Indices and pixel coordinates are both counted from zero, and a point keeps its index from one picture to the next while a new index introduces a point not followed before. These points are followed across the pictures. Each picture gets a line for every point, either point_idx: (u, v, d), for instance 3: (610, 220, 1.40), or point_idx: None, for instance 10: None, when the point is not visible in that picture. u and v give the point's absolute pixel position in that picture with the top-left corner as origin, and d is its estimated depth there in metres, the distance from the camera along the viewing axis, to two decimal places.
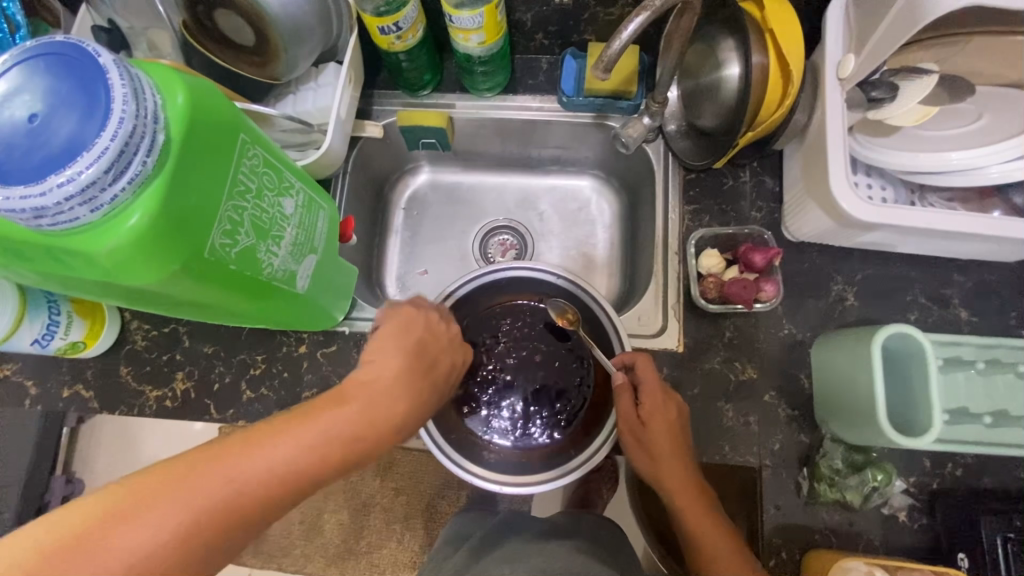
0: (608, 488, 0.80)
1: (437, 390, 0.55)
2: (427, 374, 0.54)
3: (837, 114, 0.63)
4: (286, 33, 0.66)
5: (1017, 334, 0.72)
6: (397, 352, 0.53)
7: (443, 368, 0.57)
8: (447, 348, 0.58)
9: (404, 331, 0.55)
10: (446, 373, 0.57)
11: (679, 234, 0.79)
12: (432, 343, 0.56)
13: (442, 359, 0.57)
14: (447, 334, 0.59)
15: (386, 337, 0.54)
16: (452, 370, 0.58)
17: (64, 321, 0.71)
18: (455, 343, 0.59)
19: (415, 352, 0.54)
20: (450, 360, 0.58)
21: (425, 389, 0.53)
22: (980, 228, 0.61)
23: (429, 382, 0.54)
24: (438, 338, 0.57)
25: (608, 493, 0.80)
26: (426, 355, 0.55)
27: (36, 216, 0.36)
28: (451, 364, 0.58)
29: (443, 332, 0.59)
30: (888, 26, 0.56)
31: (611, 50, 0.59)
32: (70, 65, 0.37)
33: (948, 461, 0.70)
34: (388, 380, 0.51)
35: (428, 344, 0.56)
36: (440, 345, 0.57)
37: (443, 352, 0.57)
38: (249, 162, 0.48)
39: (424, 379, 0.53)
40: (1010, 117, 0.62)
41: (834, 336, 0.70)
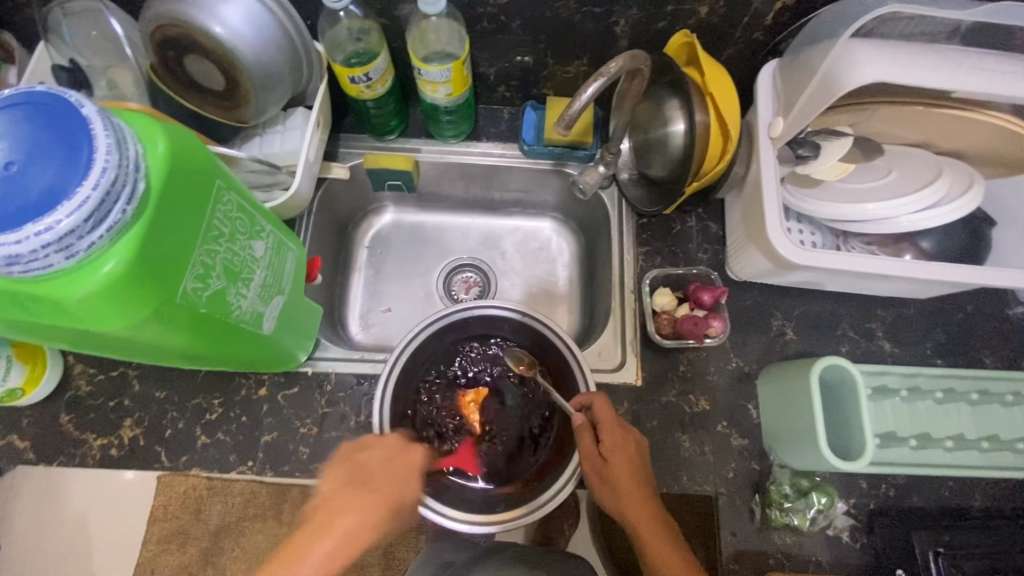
0: (570, 524, 0.78)
1: (388, 489, 0.59)
2: (371, 486, 0.59)
3: (771, 168, 0.71)
4: (257, 80, 0.66)
5: (934, 362, 0.81)
6: (328, 482, 0.59)
7: (390, 475, 0.60)
8: (386, 456, 0.61)
9: (343, 454, 0.61)
10: (394, 477, 0.60)
11: (634, 274, 0.84)
12: (364, 455, 0.61)
13: (386, 467, 0.60)
14: (381, 440, 0.62)
15: (380, 451, 0.61)
16: (401, 469, 0.61)
17: (2, 366, 0.68)
18: (391, 446, 0.62)
19: (349, 473, 0.59)
20: (394, 464, 0.61)
21: (352, 500, 0.57)
22: (893, 269, 0.68)
23: (379, 489, 0.58)
24: (382, 464, 0.60)
25: (569, 530, 0.78)
26: (362, 470, 0.60)
27: (8, 263, 0.35)
28: (400, 467, 0.61)
29: (373, 440, 0.62)
30: (810, 95, 0.65)
31: (572, 110, 0.64)
32: (49, 113, 0.38)
33: (882, 482, 0.76)
34: (338, 498, 0.57)
35: (362, 458, 0.61)
36: (374, 452, 0.61)
37: (383, 462, 0.61)
38: (224, 208, 0.49)
39: (370, 492, 0.58)
40: (912, 174, 0.72)
41: (778, 368, 0.75)
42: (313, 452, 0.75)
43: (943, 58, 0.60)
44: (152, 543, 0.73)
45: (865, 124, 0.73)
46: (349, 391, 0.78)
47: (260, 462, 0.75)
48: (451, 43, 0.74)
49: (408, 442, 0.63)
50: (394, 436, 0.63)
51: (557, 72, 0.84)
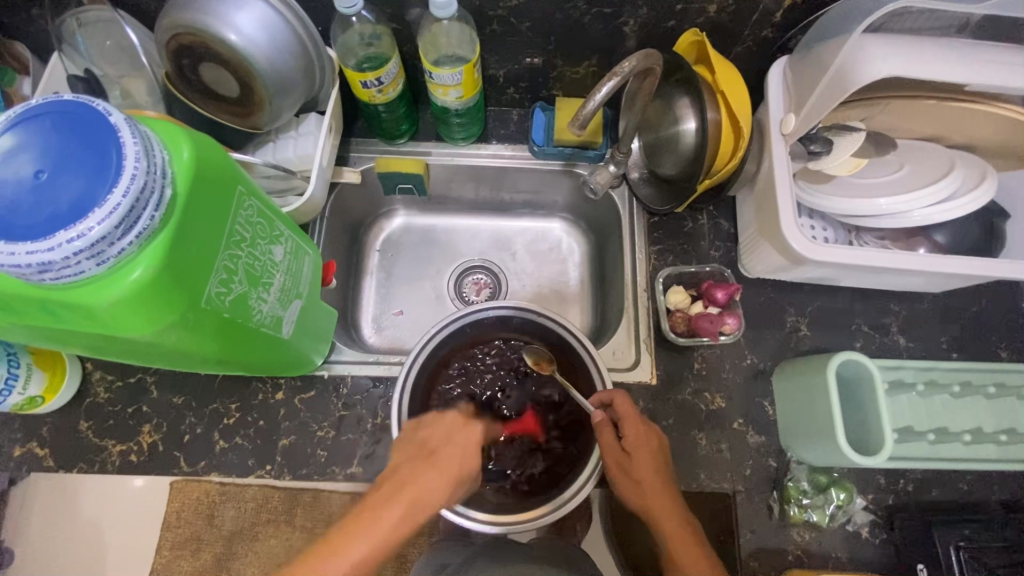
0: (584, 524, 0.77)
1: (454, 464, 0.59)
2: (438, 460, 0.59)
3: (784, 164, 0.71)
4: (271, 86, 0.67)
5: (949, 356, 0.81)
6: (402, 452, 0.60)
7: (454, 451, 0.61)
8: (449, 433, 0.62)
9: (404, 435, 0.62)
10: (458, 452, 0.61)
11: (647, 272, 0.84)
12: (428, 432, 0.62)
13: (449, 442, 0.61)
14: (441, 420, 0.63)
15: (437, 426, 0.63)
16: (466, 444, 0.61)
17: (23, 374, 0.68)
18: (453, 424, 0.63)
19: (416, 444, 0.61)
20: (458, 438, 0.62)
21: (424, 472, 0.58)
22: (908, 263, 0.68)
23: (445, 463, 0.59)
24: (451, 443, 0.61)
25: (584, 530, 0.77)
26: (426, 446, 0.61)
27: (41, 270, 0.36)
28: (460, 443, 0.61)
29: (430, 418, 0.64)
30: (823, 89, 0.65)
31: (587, 110, 0.64)
32: (77, 122, 0.38)
33: (900, 477, 0.75)
34: (405, 471, 0.58)
35: (425, 435, 0.62)
36: (437, 429, 0.62)
37: (443, 437, 0.62)
38: (245, 213, 0.50)
39: (438, 463, 0.59)
40: (925, 168, 0.72)
41: (793, 364, 0.75)
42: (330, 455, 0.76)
43: (956, 52, 0.61)
44: (166, 548, 0.74)
45: (877, 119, 0.73)
46: (365, 394, 0.79)
47: (278, 465, 0.75)
48: (462, 47, 0.75)
49: (468, 420, 0.64)
50: (456, 414, 0.64)
51: (566, 73, 0.85)
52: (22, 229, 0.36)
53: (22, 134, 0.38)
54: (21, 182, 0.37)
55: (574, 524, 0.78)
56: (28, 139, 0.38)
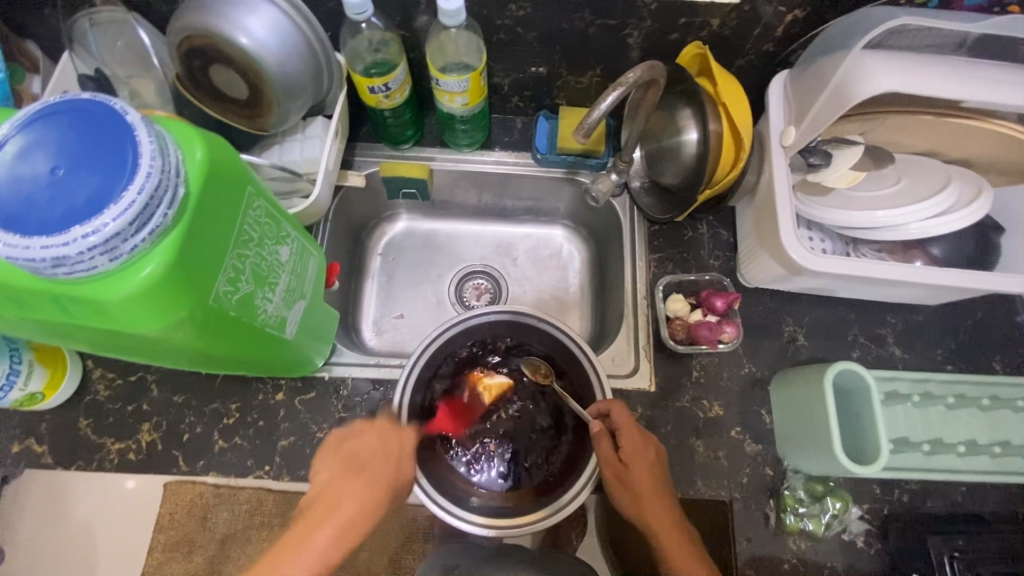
0: (578, 533, 0.77)
1: (381, 475, 0.61)
2: (366, 473, 0.61)
3: (784, 175, 0.72)
4: (280, 90, 0.68)
5: (944, 368, 0.81)
6: (327, 462, 0.62)
7: (385, 463, 0.62)
8: (378, 444, 0.63)
9: (331, 446, 0.63)
10: (389, 463, 0.62)
11: (647, 280, 0.85)
12: (354, 445, 0.63)
13: (377, 453, 0.63)
14: (370, 427, 0.64)
15: (367, 435, 0.64)
16: (392, 451, 0.63)
17: (25, 370, 0.68)
18: (382, 433, 0.64)
19: (348, 459, 0.62)
20: (386, 447, 0.63)
21: (356, 488, 0.59)
22: (904, 275, 0.69)
23: (376, 475, 0.61)
24: (384, 456, 0.63)
25: (577, 538, 0.77)
26: (357, 460, 0.62)
27: (55, 265, 0.36)
28: (391, 451, 0.63)
29: (361, 429, 0.64)
30: (824, 102, 0.67)
31: (591, 118, 0.65)
32: (94, 120, 0.39)
33: (895, 487, 0.76)
34: (336, 488, 0.59)
35: (354, 449, 0.63)
36: (364, 439, 0.63)
37: (374, 449, 0.63)
38: (253, 213, 0.50)
39: (366, 478, 0.60)
40: (923, 181, 0.73)
41: (790, 373, 0.76)
42: None
43: (954, 70, 0.62)
44: (158, 551, 0.74)
45: (875, 133, 0.75)
46: (365, 396, 0.79)
47: (276, 466, 0.75)
48: (469, 55, 0.76)
49: (400, 427, 0.65)
50: (386, 421, 0.65)
51: (570, 82, 0.86)
52: (37, 225, 0.36)
53: (40, 132, 0.38)
54: (39, 178, 0.37)
55: (568, 532, 0.78)
56: (44, 136, 0.38)
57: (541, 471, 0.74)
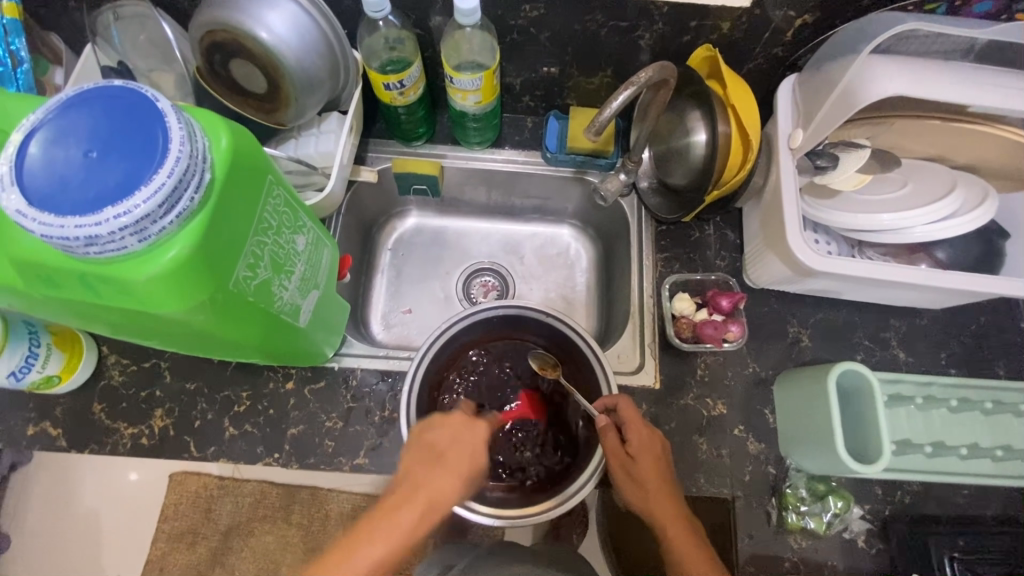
0: (580, 531, 0.78)
1: (462, 465, 0.60)
2: (446, 460, 0.60)
3: (790, 177, 0.73)
4: (298, 85, 0.70)
5: (947, 371, 0.82)
6: (454, 447, 0.61)
7: (462, 453, 0.61)
8: (453, 435, 0.62)
9: (412, 437, 0.62)
10: (465, 453, 0.61)
11: (653, 279, 0.86)
12: (432, 437, 0.61)
13: (455, 445, 0.61)
14: (447, 421, 0.63)
15: (453, 424, 0.63)
16: (472, 444, 0.62)
17: (43, 353, 0.70)
18: (458, 425, 0.63)
19: (432, 441, 0.61)
20: (465, 440, 0.62)
21: (438, 474, 0.59)
22: (909, 278, 0.70)
23: (454, 467, 0.59)
24: (461, 444, 0.61)
25: (579, 537, 0.78)
26: (433, 450, 0.61)
27: (86, 244, 0.38)
28: (468, 442, 0.62)
29: (440, 420, 0.63)
30: (831, 106, 0.68)
31: (603, 116, 0.66)
32: (126, 107, 0.41)
33: (897, 489, 0.77)
34: (412, 475, 0.59)
35: (431, 439, 0.61)
36: (444, 434, 0.62)
37: (451, 439, 0.62)
38: (273, 202, 0.52)
39: (449, 466, 0.59)
40: (927, 187, 0.74)
41: (794, 373, 0.77)
42: (337, 445, 0.77)
43: (962, 75, 0.63)
44: None
45: (880, 137, 0.76)
46: (373, 387, 0.80)
47: (285, 454, 0.76)
48: (483, 54, 0.77)
49: (472, 420, 0.64)
50: (459, 416, 0.64)
51: (581, 83, 0.87)
52: (70, 205, 0.38)
53: (74, 117, 0.40)
54: (72, 161, 0.39)
55: (569, 530, 0.79)
56: (77, 122, 0.40)
57: (551, 460, 0.77)
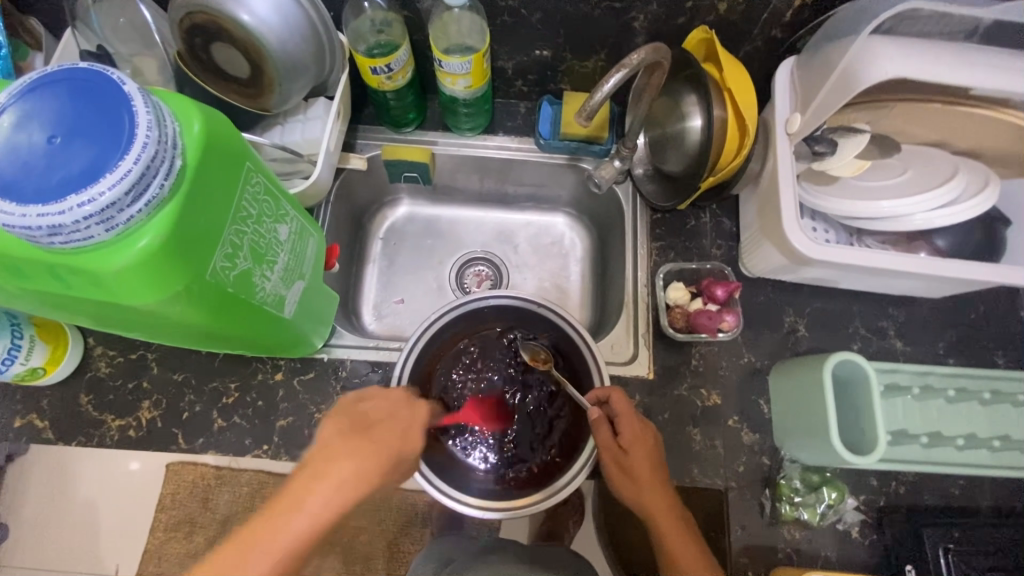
0: (576, 521, 0.78)
1: (390, 442, 0.58)
2: (375, 432, 0.58)
3: (787, 163, 0.72)
4: (282, 70, 0.68)
5: (945, 361, 0.81)
6: (339, 423, 0.58)
7: (392, 427, 0.59)
8: (390, 408, 0.61)
9: (341, 406, 0.60)
10: (394, 429, 0.59)
11: (648, 268, 0.85)
12: (368, 406, 0.60)
13: (389, 418, 0.60)
14: (385, 394, 0.62)
15: (377, 398, 0.61)
16: (405, 424, 0.60)
17: (26, 345, 0.69)
18: (396, 401, 0.62)
19: (355, 418, 0.58)
20: (401, 416, 0.61)
21: (362, 445, 0.56)
22: (907, 266, 0.69)
23: (382, 440, 0.57)
24: (390, 420, 0.60)
25: (575, 527, 0.77)
26: (365, 420, 0.59)
27: (51, 233, 0.36)
28: (402, 418, 0.60)
29: (376, 392, 0.62)
30: (830, 88, 0.65)
31: (593, 101, 0.64)
32: (91, 90, 0.39)
33: (892, 479, 0.76)
34: (336, 444, 0.56)
35: (366, 409, 0.60)
36: (380, 404, 0.61)
37: (386, 412, 0.60)
38: (252, 189, 0.50)
39: (371, 439, 0.57)
40: (929, 172, 0.72)
41: (790, 363, 0.76)
42: None
43: (965, 57, 0.61)
44: (160, 530, 0.75)
45: (881, 122, 0.74)
46: (363, 378, 0.79)
47: (275, 446, 0.76)
48: (472, 36, 0.75)
49: (412, 399, 0.63)
50: (400, 392, 0.63)
51: (575, 67, 0.85)
52: (34, 192, 0.36)
53: (36, 100, 0.38)
54: (35, 146, 0.37)
55: (566, 521, 0.78)
56: (40, 105, 0.38)
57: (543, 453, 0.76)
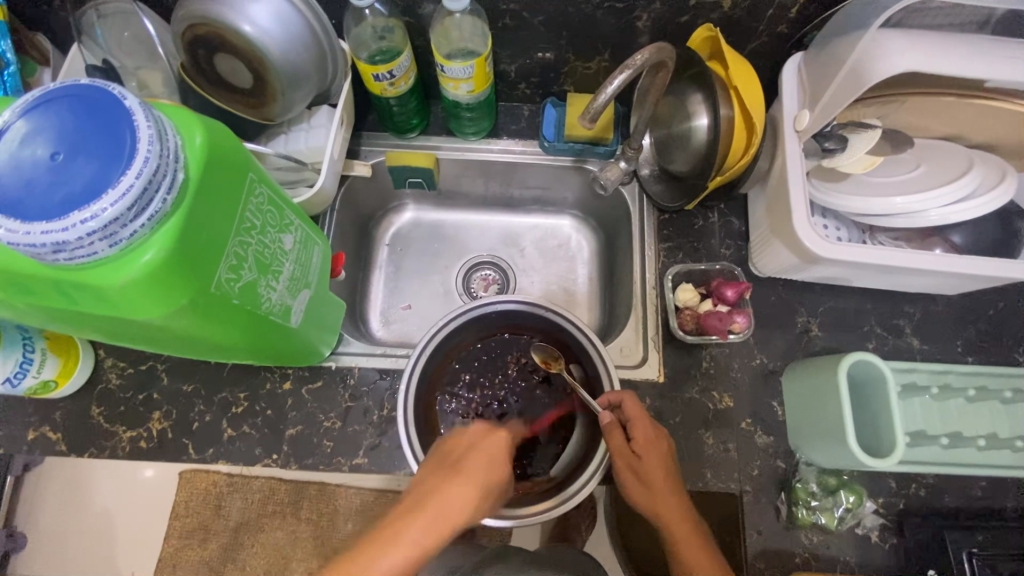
0: (588, 525, 0.76)
1: (479, 474, 0.57)
2: (463, 468, 0.57)
3: (796, 161, 0.70)
4: (285, 79, 0.68)
5: (964, 359, 0.79)
6: (430, 466, 0.59)
7: (481, 460, 0.59)
8: (480, 438, 0.61)
9: (439, 444, 0.62)
10: (484, 461, 0.59)
11: (656, 270, 0.84)
12: (456, 441, 0.61)
13: (474, 451, 0.60)
14: (468, 431, 0.62)
15: (480, 435, 0.62)
16: (489, 456, 0.59)
17: (38, 359, 0.69)
18: (479, 434, 0.62)
19: (437, 459, 0.59)
20: (484, 446, 0.60)
21: (445, 479, 0.56)
22: (922, 263, 0.67)
23: (468, 473, 0.57)
24: (474, 450, 0.60)
25: (587, 529, 0.77)
26: (452, 455, 0.59)
27: (55, 250, 0.36)
28: (489, 451, 0.60)
29: (468, 432, 0.62)
30: (839, 84, 0.64)
31: (597, 103, 0.64)
32: (93, 106, 0.39)
33: (912, 481, 0.74)
34: (428, 482, 0.56)
35: (455, 446, 0.61)
36: (465, 438, 0.61)
37: (468, 446, 0.60)
38: (256, 200, 0.50)
39: (461, 472, 0.57)
40: (943, 166, 0.70)
41: (803, 364, 0.75)
42: (336, 445, 0.76)
43: (979, 49, 0.59)
44: (173, 538, 0.78)
45: (892, 116, 0.72)
46: (371, 385, 0.79)
47: (284, 455, 0.76)
48: (473, 40, 0.75)
49: (493, 428, 0.63)
50: (482, 424, 0.63)
51: (578, 68, 0.84)
52: (37, 210, 0.36)
53: (40, 117, 0.38)
54: (38, 163, 0.37)
55: (578, 524, 0.77)
56: (44, 122, 0.38)
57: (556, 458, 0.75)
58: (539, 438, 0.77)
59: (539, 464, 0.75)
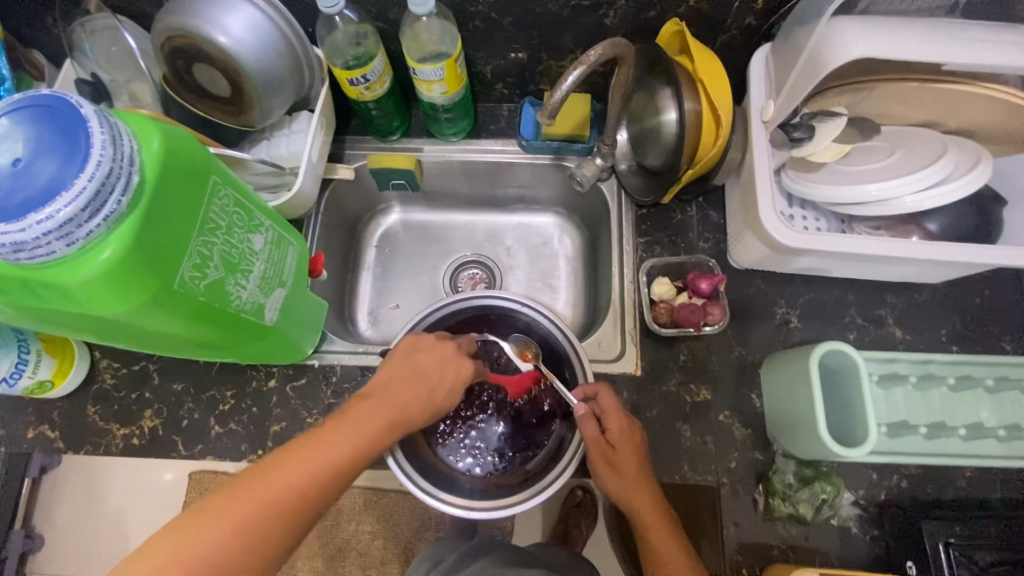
0: (588, 524, 0.75)
1: (425, 390, 0.63)
2: (423, 378, 0.63)
3: (763, 153, 0.71)
4: (261, 87, 0.70)
5: (949, 349, 0.78)
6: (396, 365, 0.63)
7: (434, 366, 0.64)
8: (437, 356, 0.65)
9: (396, 351, 0.64)
10: (439, 369, 0.64)
11: (633, 265, 0.84)
12: (415, 349, 0.64)
13: (433, 364, 0.64)
14: (432, 342, 0.65)
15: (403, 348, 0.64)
16: (443, 362, 0.65)
17: (33, 359, 0.72)
18: (435, 345, 0.65)
19: (409, 361, 0.63)
20: (432, 355, 0.65)
21: (405, 389, 0.62)
22: (899, 252, 0.67)
23: (424, 385, 0.63)
24: (429, 358, 0.64)
25: (587, 528, 0.75)
26: (420, 367, 0.63)
27: (15, 250, 0.39)
28: (440, 360, 0.65)
29: (425, 342, 0.65)
30: (797, 75, 0.65)
31: (554, 98, 0.65)
32: (52, 114, 0.41)
33: (894, 473, 0.73)
34: (387, 386, 0.61)
35: (416, 354, 0.64)
36: (429, 355, 0.64)
37: (429, 356, 0.64)
38: (220, 202, 0.52)
39: (420, 380, 0.63)
40: (915, 153, 0.70)
41: (781, 355, 0.74)
42: None
43: (942, 33, 0.59)
44: None
45: (863, 104, 0.72)
46: (354, 382, 0.81)
47: (269, 451, 0.78)
48: (444, 43, 0.76)
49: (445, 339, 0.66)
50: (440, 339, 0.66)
51: (553, 67, 0.86)
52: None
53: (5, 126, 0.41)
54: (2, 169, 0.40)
55: (577, 523, 0.76)
56: (8, 130, 0.41)
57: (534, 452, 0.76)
58: (517, 433, 0.77)
59: (518, 458, 0.76)
